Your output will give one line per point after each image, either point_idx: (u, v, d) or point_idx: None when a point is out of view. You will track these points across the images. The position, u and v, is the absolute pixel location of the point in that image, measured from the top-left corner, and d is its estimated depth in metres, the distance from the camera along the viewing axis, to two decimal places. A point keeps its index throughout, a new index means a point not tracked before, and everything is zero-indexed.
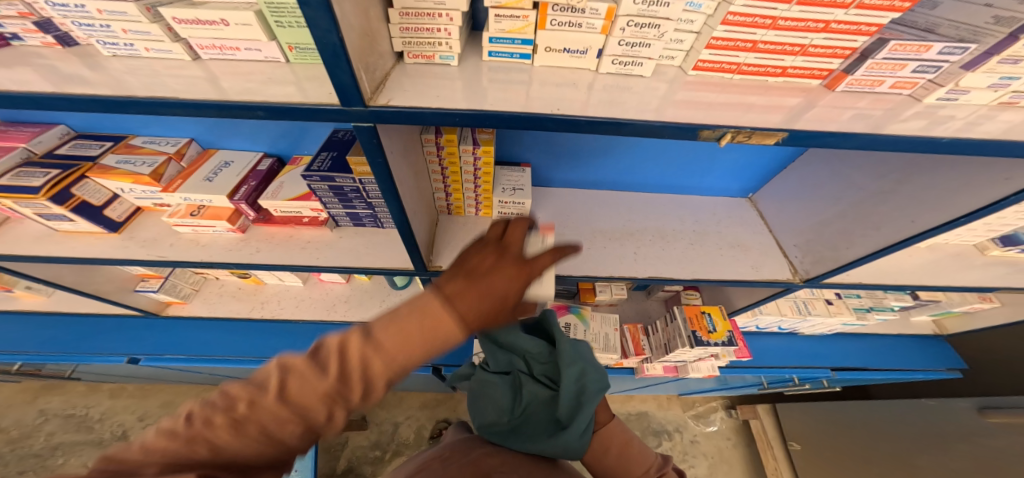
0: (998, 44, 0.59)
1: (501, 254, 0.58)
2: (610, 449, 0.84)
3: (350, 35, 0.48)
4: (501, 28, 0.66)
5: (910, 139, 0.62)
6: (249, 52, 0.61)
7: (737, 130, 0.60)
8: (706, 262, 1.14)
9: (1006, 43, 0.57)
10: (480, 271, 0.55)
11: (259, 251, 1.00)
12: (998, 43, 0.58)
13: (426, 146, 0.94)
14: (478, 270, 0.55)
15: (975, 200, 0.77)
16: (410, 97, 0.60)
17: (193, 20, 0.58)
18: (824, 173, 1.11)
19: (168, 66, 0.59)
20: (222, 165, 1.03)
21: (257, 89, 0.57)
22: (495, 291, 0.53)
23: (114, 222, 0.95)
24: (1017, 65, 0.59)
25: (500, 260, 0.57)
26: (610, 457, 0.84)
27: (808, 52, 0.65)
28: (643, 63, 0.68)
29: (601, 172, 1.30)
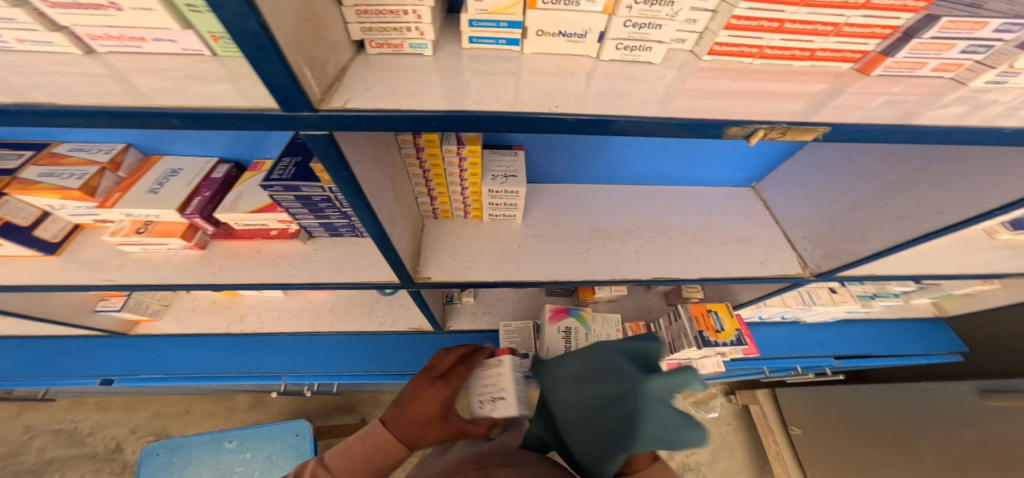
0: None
1: (424, 378, 0.75)
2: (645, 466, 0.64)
3: (280, 20, 0.37)
4: (482, 8, 0.55)
5: (960, 130, 0.54)
6: (158, 44, 0.49)
7: (771, 126, 0.51)
8: (712, 260, 1.07)
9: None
10: (409, 398, 0.70)
11: (222, 270, 0.89)
12: None
13: (403, 147, 0.83)
14: (407, 397, 0.71)
15: (1010, 192, 0.70)
16: (372, 96, 0.49)
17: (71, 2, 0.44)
18: (836, 163, 1.04)
19: (60, 64, 0.48)
20: (169, 174, 0.90)
21: (175, 89, 0.45)
22: (421, 406, 0.69)
23: (50, 243, 0.83)
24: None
25: (423, 384, 0.73)
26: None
27: (841, 32, 0.56)
28: (652, 47, 0.58)
29: (597, 165, 1.21)
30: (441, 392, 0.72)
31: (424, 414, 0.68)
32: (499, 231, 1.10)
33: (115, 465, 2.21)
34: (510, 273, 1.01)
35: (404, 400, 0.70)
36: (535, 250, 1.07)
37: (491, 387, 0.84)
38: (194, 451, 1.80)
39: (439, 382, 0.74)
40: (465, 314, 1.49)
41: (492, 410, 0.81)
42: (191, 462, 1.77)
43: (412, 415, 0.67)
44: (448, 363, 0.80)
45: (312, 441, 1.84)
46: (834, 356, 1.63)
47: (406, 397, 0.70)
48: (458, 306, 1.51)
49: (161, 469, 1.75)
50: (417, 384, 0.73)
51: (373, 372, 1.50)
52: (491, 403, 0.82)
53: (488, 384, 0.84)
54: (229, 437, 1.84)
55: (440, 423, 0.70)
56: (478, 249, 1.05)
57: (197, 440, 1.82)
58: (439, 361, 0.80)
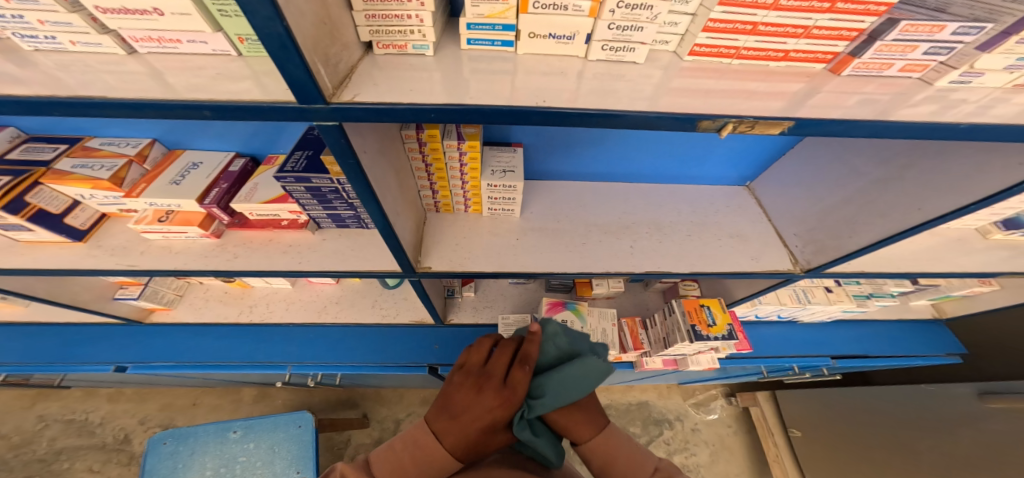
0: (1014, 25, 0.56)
1: (481, 386, 0.70)
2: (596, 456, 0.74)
3: (300, 23, 0.43)
4: (479, 12, 0.60)
5: (924, 125, 0.57)
6: (193, 45, 0.55)
7: (739, 120, 0.56)
8: (704, 255, 1.10)
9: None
10: (464, 407, 0.69)
11: (236, 257, 0.95)
12: (1016, 22, 0.55)
13: (407, 142, 0.88)
14: (462, 406, 0.69)
15: (987, 187, 0.73)
16: (379, 92, 0.55)
17: (120, 8, 0.52)
18: (825, 161, 1.08)
19: (105, 62, 0.54)
20: (190, 167, 0.97)
21: (206, 85, 0.51)
22: (482, 420, 0.67)
23: (78, 230, 0.90)
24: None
25: (480, 392, 0.70)
26: (594, 466, 0.74)
27: (812, 35, 0.60)
28: (636, 48, 0.63)
29: (594, 163, 1.25)
30: (506, 406, 0.68)
31: (485, 426, 0.67)
32: (498, 226, 1.15)
33: (122, 456, 2.28)
34: (508, 264, 1.05)
35: (459, 410, 0.69)
36: (533, 243, 1.11)
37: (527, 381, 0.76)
38: (200, 441, 1.85)
39: (502, 390, 0.69)
40: (465, 308, 1.54)
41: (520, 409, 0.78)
42: (196, 451, 1.83)
43: (471, 427, 0.67)
44: (504, 364, 0.73)
45: (314, 432, 1.89)
46: (832, 356, 1.63)
47: (462, 405, 0.69)
48: (458, 300, 1.55)
49: (166, 458, 1.80)
50: (473, 391, 0.70)
51: (374, 364, 1.54)
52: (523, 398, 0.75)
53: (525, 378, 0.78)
54: (234, 427, 1.90)
55: (502, 430, 0.69)
56: (477, 242, 1.10)
57: (203, 431, 1.88)
58: (491, 358, 0.75)
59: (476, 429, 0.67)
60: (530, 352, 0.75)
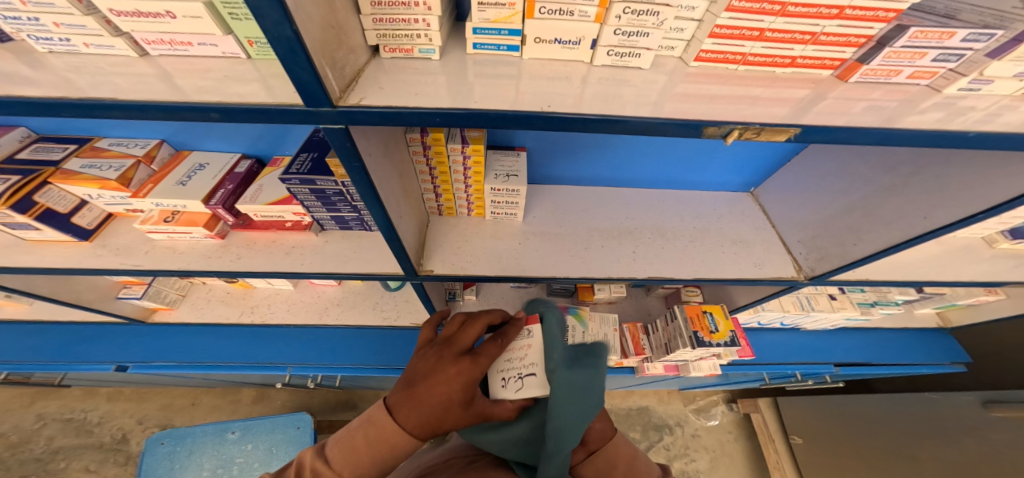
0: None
1: (444, 353, 0.62)
2: (616, 464, 0.72)
3: (308, 26, 0.43)
4: (485, 17, 0.61)
5: (930, 133, 0.57)
6: (203, 47, 0.56)
7: (745, 126, 0.56)
8: (707, 261, 1.10)
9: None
10: (423, 375, 0.60)
11: (240, 258, 0.95)
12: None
13: (411, 145, 0.88)
14: (420, 374, 0.60)
15: (995, 196, 0.72)
16: (384, 95, 0.55)
17: (134, 11, 0.52)
18: (829, 168, 1.07)
19: (116, 64, 0.54)
20: (196, 168, 0.97)
21: (216, 87, 0.52)
22: (438, 390, 0.58)
23: (84, 230, 0.90)
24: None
25: (441, 360, 0.61)
26: (618, 474, 0.72)
27: (819, 41, 0.61)
28: (641, 54, 0.63)
29: (597, 168, 1.25)
30: (467, 374, 0.59)
31: (442, 398, 0.57)
32: (500, 230, 1.15)
33: (120, 456, 2.28)
34: (510, 268, 1.05)
35: (416, 378, 0.60)
36: (535, 247, 1.11)
37: (517, 362, 0.70)
38: (198, 441, 1.85)
39: (463, 358, 0.61)
40: (466, 311, 1.53)
41: (521, 388, 0.68)
42: (194, 451, 1.82)
43: (427, 398, 0.58)
44: (471, 335, 0.65)
45: (313, 434, 1.88)
46: (835, 363, 1.62)
47: (420, 373, 0.60)
48: (460, 303, 1.56)
49: (163, 458, 1.80)
50: (433, 359, 0.61)
51: (374, 366, 1.54)
52: (517, 382, 0.69)
53: (518, 359, 0.70)
54: (232, 428, 1.89)
55: (462, 408, 0.59)
56: (479, 246, 1.10)
57: (201, 431, 1.88)
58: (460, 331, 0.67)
59: (433, 402, 0.58)
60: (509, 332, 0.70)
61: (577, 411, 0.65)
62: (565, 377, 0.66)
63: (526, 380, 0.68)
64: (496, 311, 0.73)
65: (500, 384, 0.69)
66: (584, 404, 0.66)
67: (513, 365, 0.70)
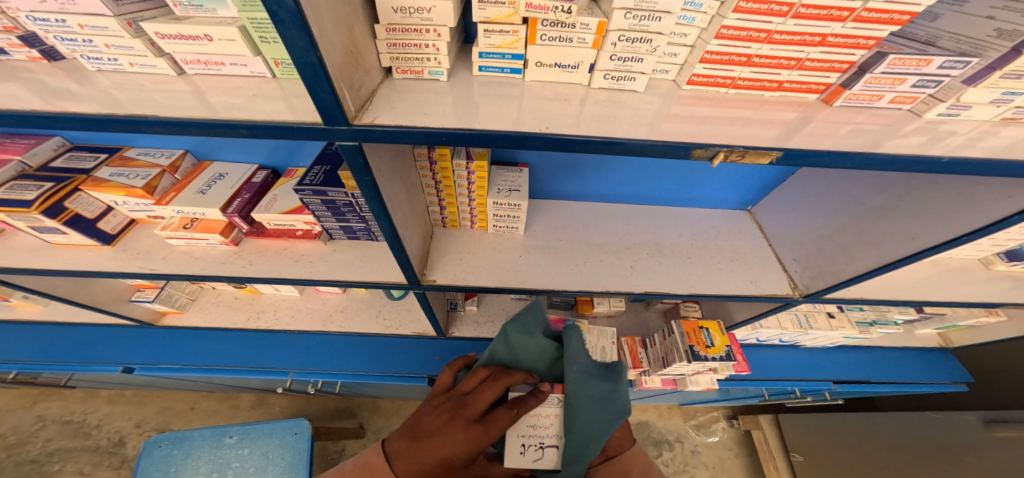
0: (999, 59, 0.59)
1: (456, 414, 0.69)
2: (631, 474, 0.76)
3: (330, 52, 0.48)
4: (490, 43, 0.66)
5: (910, 158, 0.60)
6: (234, 67, 0.61)
7: (730, 149, 0.59)
8: (704, 277, 1.12)
9: (1009, 57, 0.57)
10: (431, 432, 0.68)
11: (252, 264, 0.99)
12: (1000, 58, 0.58)
13: (419, 160, 0.93)
14: (429, 430, 0.69)
15: (978, 218, 0.75)
16: (395, 114, 0.59)
17: (177, 35, 0.58)
18: (822, 188, 1.11)
19: (155, 82, 0.60)
20: (216, 178, 1.03)
21: (245, 105, 0.56)
22: (440, 450, 0.65)
23: (108, 234, 0.95)
24: (1020, 79, 0.59)
25: (451, 421, 0.68)
26: None
27: (804, 66, 0.64)
28: (636, 77, 0.68)
29: (598, 184, 1.29)
30: (469, 444, 0.65)
31: (441, 460, 0.65)
32: (502, 242, 1.18)
33: (114, 460, 2.28)
34: (511, 280, 1.08)
35: (423, 433, 0.69)
36: (535, 260, 1.14)
37: (540, 430, 0.74)
38: (195, 445, 1.86)
39: (473, 425, 0.67)
40: (467, 321, 1.56)
41: (539, 459, 0.72)
42: (190, 455, 1.83)
43: (428, 457, 0.66)
44: (486, 399, 0.70)
45: (309, 440, 1.89)
46: (834, 380, 1.62)
47: (427, 430, 0.69)
48: (461, 313, 1.59)
49: (160, 461, 1.81)
50: (443, 419, 0.69)
51: (374, 373, 1.55)
52: (536, 451, 0.72)
53: (543, 427, 0.74)
54: (230, 432, 1.90)
55: (460, 470, 0.66)
56: (481, 258, 1.13)
57: (199, 435, 1.89)
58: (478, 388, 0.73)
59: (433, 463, 0.65)
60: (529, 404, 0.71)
61: (602, 415, 0.75)
62: (587, 385, 0.78)
63: (546, 450, 0.73)
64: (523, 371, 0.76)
65: (517, 451, 0.72)
66: (608, 409, 0.76)
67: (536, 433, 0.74)
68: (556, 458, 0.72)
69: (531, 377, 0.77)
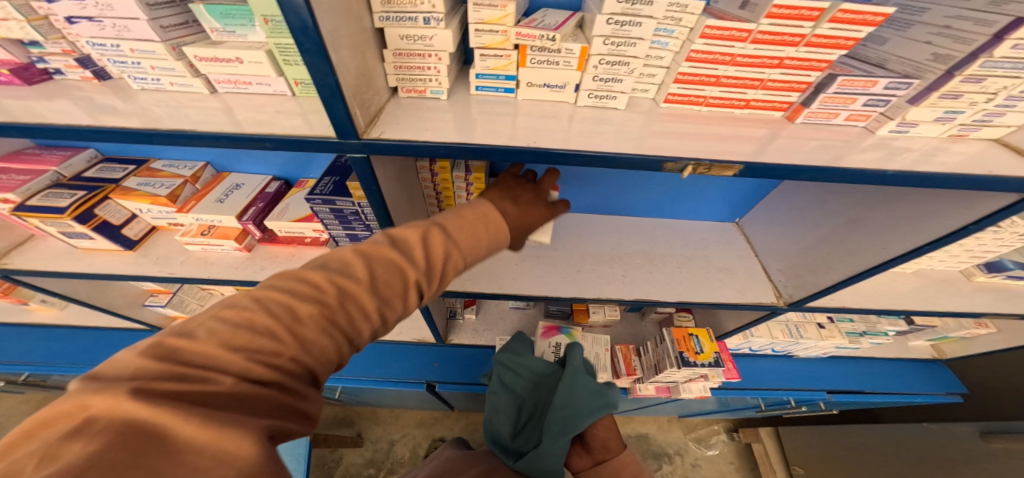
0: (937, 81, 0.66)
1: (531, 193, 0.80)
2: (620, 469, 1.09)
3: (345, 75, 0.55)
4: (486, 65, 0.73)
5: (866, 171, 0.66)
6: (259, 86, 0.69)
7: (697, 162, 0.65)
8: (692, 286, 1.17)
9: (944, 80, 0.64)
10: (520, 197, 0.77)
11: (263, 269, 1.06)
12: (937, 79, 0.65)
13: (421, 172, 1.00)
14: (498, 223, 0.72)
15: (940, 227, 0.80)
16: (400, 130, 0.66)
17: (211, 57, 0.65)
18: (802, 200, 1.16)
19: (191, 100, 0.67)
20: (233, 188, 1.10)
21: (269, 121, 0.64)
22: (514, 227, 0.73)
23: (130, 240, 1.02)
24: (958, 99, 0.65)
25: (534, 199, 0.79)
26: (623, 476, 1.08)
27: (768, 86, 0.71)
28: (617, 96, 0.75)
29: (592, 196, 1.36)
30: (550, 214, 0.80)
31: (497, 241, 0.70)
32: (500, 251, 1.24)
33: None
34: (507, 287, 1.14)
35: (518, 197, 0.76)
36: (531, 267, 1.20)
37: None
38: None
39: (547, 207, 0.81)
40: (467, 329, 1.62)
41: None
42: None
43: (525, 215, 0.75)
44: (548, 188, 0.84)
45: (308, 447, 1.91)
46: (828, 390, 1.64)
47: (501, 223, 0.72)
48: (461, 321, 1.64)
49: None
50: (529, 194, 0.79)
51: (373, 378, 1.58)
52: None
53: None
54: None
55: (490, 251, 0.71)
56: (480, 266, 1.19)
57: None
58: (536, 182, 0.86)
59: (530, 218, 0.76)
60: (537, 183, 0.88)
61: (594, 403, 1.10)
62: (585, 382, 1.13)
63: None
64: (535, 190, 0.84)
65: None
66: (598, 400, 1.11)
67: None
68: None
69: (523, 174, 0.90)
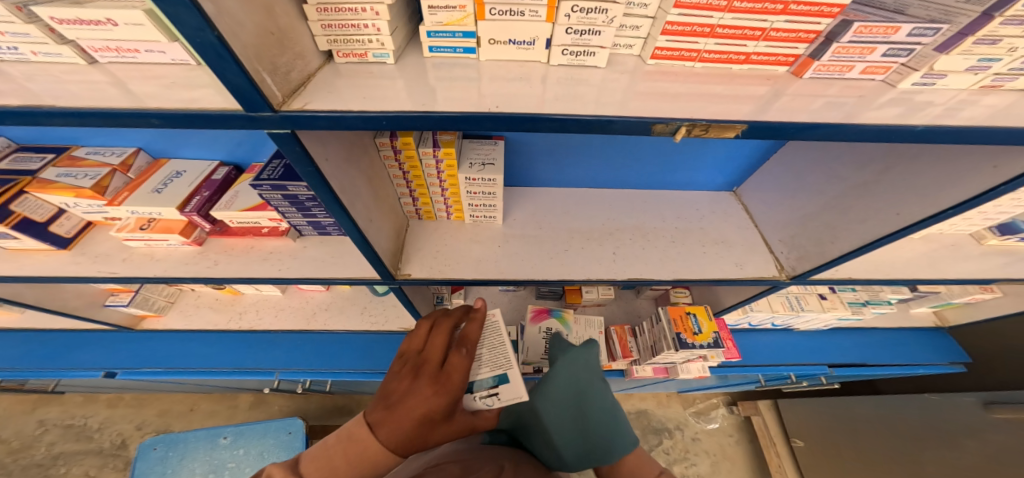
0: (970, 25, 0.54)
1: (418, 374, 0.60)
2: None
3: (236, 31, 0.43)
4: (437, 20, 0.61)
5: (888, 129, 0.56)
6: (150, 55, 0.56)
7: (692, 123, 0.55)
8: (688, 262, 1.08)
9: (982, 22, 0.53)
10: (397, 397, 0.57)
11: (217, 264, 0.96)
12: (971, 23, 0.53)
13: (382, 150, 0.89)
14: (398, 395, 0.58)
15: (957, 193, 0.72)
16: (331, 99, 0.55)
17: (75, 19, 0.52)
18: (807, 165, 1.06)
19: (67, 72, 0.55)
20: (173, 176, 0.99)
21: (165, 93, 0.52)
22: (417, 410, 0.56)
23: (63, 238, 0.92)
24: (995, 44, 0.55)
25: (416, 380, 0.59)
26: None
27: (770, 37, 0.60)
28: (596, 52, 0.63)
29: (579, 171, 1.25)
30: (444, 390, 0.59)
31: (421, 419, 0.56)
32: (480, 233, 1.15)
33: (118, 462, 2.30)
34: (489, 272, 1.05)
35: (393, 400, 0.57)
36: (515, 249, 1.11)
37: (483, 157, 1.00)
38: (190, 446, 1.87)
39: (438, 376, 0.60)
40: None
41: (482, 170, 0.96)
42: (186, 457, 1.84)
43: (405, 420, 0.55)
44: (443, 347, 0.64)
45: (304, 439, 1.89)
46: (829, 364, 1.61)
47: (397, 394, 0.58)
48: (448, 307, 1.56)
49: (156, 463, 1.82)
50: (408, 381, 0.59)
51: (360, 371, 1.52)
52: (480, 166, 0.97)
53: (483, 155, 1.00)
54: (224, 433, 1.90)
55: (442, 423, 0.58)
56: (459, 249, 1.10)
57: (193, 437, 1.90)
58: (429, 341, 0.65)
59: (412, 422, 0.55)
60: (470, 334, 0.68)
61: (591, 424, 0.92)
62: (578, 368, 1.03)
63: (486, 166, 0.97)
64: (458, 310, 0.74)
65: (467, 165, 0.97)
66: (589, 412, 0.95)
67: (479, 158, 0.99)
68: (494, 170, 0.96)
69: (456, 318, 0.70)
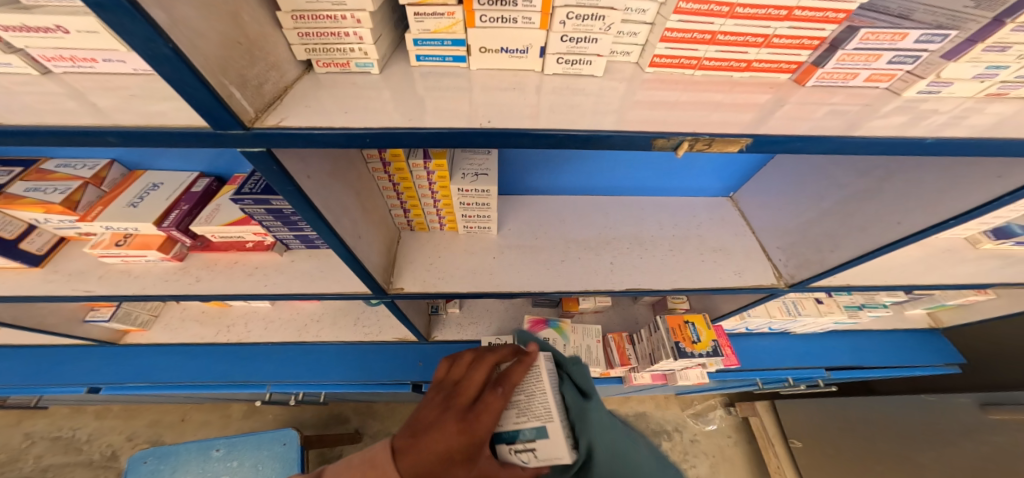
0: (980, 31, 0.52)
1: (448, 405, 0.58)
2: None
3: (197, 43, 0.39)
4: (425, 28, 0.57)
5: (897, 141, 0.54)
6: (109, 64, 0.52)
7: (695, 137, 0.52)
8: (685, 270, 1.06)
9: (992, 28, 0.51)
10: (424, 426, 0.56)
11: (199, 281, 0.92)
12: (981, 29, 0.51)
13: (370, 162, 0.86)
14: (425, 424, 0.56)
15: (959, 204, 0.70)
16: (309, 114, 0.51)
17: (24, 26, 0.50)
18: (806, 172, 1.04)
19: (19, 84, 0.51)
20: (150, 188, 0.94)
21: (126, 108, 0.48)
22: (439, 445, 0.53)
23: (35, 255, 0.87)
24: (1005, 51, 0.53)
25: (446, 412, 0.57)
26: None
27: (772, 44, 0.57)
28: (592, 61, 0.60)
29: (574, 177, 1.23)
30: (470, 430, 0.54)
31: (440, 456, 0.52)
32: (474, 243, 1.12)
33: (109, 473, 2.23)
34: (483, 285, 1.02)
35: (419, 429, 0.56)
36: (510, 260, 1.08)
37: (475, 166, 0.96)
38: (182, 459, 1.82)
39: (468, 412, 0.56)
40: (451, 324, 1.51)
41: (474, 180, 0.92)
42: (178, 470, 1.79)
43: (426, 454, 0.52)
44: (479, 381, 0.60)
45: (300, 449, 1.85)
46: (827, 367, 1.60)
47: (424, 423, 0.56)
48: (443, 316, 1.53)
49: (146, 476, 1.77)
50: (438, 411, 0.57)
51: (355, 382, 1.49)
52: (473, 176, 0.93)
53: (476, 164, 0.97)
54: (217, 445, 1.85)
55: (464, 466, 0.53)
56: (453, 260, 1.07)
57: (184, 449, 1.85)
58: (466, 373, 0.63)
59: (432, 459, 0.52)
60: (514, 374, 0.61)
61: None
62: None
63: (478, 176, 0.93)
64: (506, 346, 0.68)
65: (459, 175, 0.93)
66: None
67: (471, 168, 0.96)
68: (487, 180, 0.92)
69: (504, 352, 0.66)
